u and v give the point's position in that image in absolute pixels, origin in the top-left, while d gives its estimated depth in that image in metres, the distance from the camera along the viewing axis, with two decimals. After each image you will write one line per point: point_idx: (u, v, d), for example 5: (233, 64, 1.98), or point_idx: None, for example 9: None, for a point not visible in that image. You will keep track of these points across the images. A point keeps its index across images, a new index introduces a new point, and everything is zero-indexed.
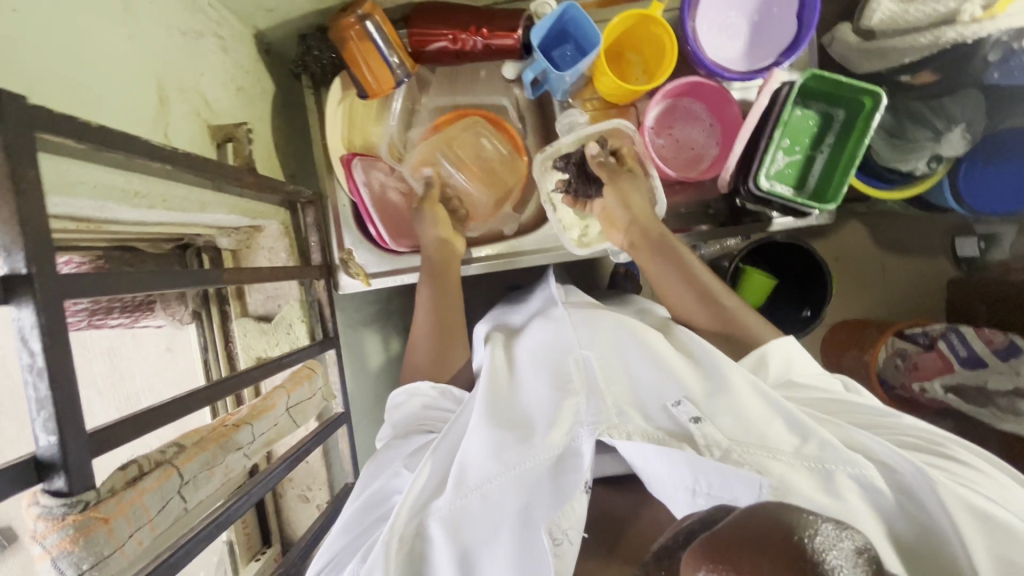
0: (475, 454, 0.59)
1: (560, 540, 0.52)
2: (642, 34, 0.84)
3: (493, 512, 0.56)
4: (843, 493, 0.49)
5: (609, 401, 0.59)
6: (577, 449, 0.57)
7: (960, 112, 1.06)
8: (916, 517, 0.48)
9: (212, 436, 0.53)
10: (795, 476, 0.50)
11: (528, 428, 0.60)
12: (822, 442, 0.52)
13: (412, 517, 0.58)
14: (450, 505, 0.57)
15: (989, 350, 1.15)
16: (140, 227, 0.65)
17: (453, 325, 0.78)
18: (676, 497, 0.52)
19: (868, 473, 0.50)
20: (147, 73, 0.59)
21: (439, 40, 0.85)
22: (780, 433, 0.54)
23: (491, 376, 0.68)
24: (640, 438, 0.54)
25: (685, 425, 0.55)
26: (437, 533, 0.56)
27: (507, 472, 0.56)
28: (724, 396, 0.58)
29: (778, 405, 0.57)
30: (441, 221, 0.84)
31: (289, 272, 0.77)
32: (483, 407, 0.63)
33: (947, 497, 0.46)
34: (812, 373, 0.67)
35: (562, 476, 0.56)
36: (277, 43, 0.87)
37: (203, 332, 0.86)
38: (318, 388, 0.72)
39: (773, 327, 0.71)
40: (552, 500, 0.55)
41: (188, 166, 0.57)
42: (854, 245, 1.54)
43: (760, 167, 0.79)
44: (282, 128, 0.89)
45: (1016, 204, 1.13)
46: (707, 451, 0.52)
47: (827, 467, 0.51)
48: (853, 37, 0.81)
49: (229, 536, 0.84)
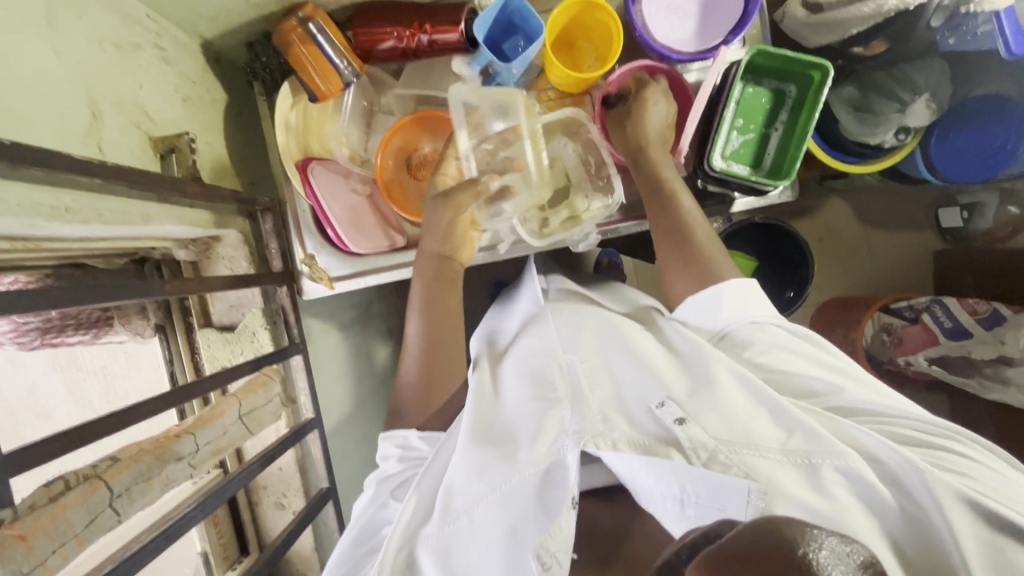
0: (465, 478, 0.63)
1: (549, 565, 0.54)
2: (589, 21, 0.84)
3: (485, 531, 0.60)
4: (830, 487, 0.51)
5: (594, 411, 0.63)
6: (562, 461, 0.60)
7: (925, 81, 1.04)
8: (909, 511, 0.50)
9: (150, 448, 0.54)
10: (778, 473, 0.52)
11: (514, 445, 0.64)
12: (806, 437, 0.56)
13: (401, 549, 0.63)
14: (439, 533, 0.62)
15: (973, 320, 1.13)
16: (83, 244, 0.64)
17: (445, 348, 0.78)
18: (667, 513, 0.53)
19: (853, 464, 0.52)
20: (77, 87, 0.59)
21: (386, 39, 0.84)
22: (760, 432, 0.57)
23: (479, 392, 0.71)
24: (625, 448, 0.57)
25: (670, 428, 0.59)
26: (427, 562, 0.61)
27: (498, 490, 0.61)
28: (704, 394, 0.62)
29: (766, 402, 0.60)
30: (453, 234, 0.78)
31: (244, 280, 0.76)
32: (474, 425, 0.67)
33: (934, 484, 0.49)
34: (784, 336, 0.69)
35: (549, 492, 0.60)
36: (227, 52, 0.87)
37: (168, 344, 0.86)
38: (275, 395, 0.73)
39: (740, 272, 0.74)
40: (539, 518, 0.58)
41: (119, 178, 0.57)
42: (838, 222, 1.51)
43: (713, 148, 0.79)
44: (237, 136, 0.88)
45: (993, 169, 1.11)
46: (694, 457, 0.55)
47: (815, 462, 0.53)
48: (801, 11, 0.80)
49: (203, 546, 0.84)
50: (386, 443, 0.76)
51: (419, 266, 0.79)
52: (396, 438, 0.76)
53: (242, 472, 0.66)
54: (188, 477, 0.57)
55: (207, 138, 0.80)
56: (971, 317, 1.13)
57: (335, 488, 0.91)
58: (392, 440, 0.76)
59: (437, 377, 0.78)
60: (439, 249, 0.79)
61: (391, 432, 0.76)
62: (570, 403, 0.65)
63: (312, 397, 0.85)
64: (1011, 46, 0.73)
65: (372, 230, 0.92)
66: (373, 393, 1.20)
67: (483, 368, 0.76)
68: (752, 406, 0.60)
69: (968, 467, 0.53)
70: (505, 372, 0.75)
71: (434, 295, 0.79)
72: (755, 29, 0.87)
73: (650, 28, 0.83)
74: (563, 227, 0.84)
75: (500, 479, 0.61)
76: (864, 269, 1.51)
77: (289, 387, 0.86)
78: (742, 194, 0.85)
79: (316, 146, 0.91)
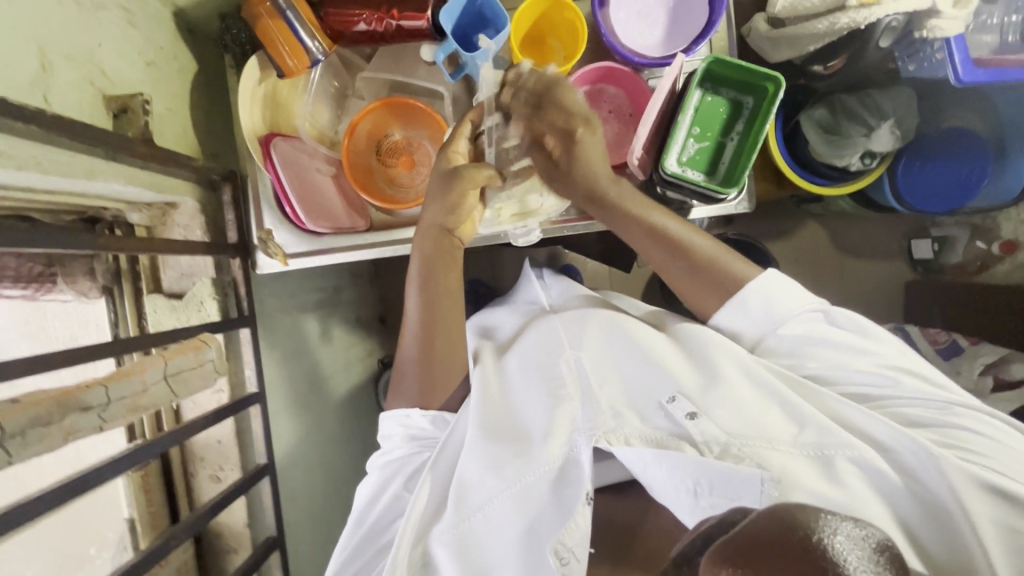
0: (479, 472, 0.67)
1: (567, 559, 0.60)
2: (557, 19, 0.85)
3: (504, 523, 0.65)
4: (842, 478, 0.59)
5: (604, 406, 0.67)
6: (577, 459, 0.65)
7: (891, 106, 1.07)
8: (917, 494, 0.58)
9: (55, 394, 0.53)
10: (793, 466, 0.59)
11: (527, 442, 0.67)
12: (817, 431, 0.62)
13: (416, 545, 0.66)
14: (454, 530, 0.66)
15: (933, 350, 1.15)
16: (24, 193, 0.65)
17: (448, 316, 0.77)
18: (682, 503, 0.59)
19: (866, 455, 0.60)
20: (28, 37, 0.59)
21: (357, 21, 0.85)
22: (770, 426, 0.63)
23: (482, 381, 0.73)
24: (639, 443, 0.63)
25: (681, 423, 0.64)
26: (444, 554, 0.65)
27: (512, 486, 0.65)
28: (714, 390, 0.66)
29: (777, 397, 0.65)
30: (452, 204, 0.75)
31: (191, 246, 0.77)
32: (484, 419, 0.70)
33: (950, 472, 0.56)
34: (801, 323, 0.70)
35: (564, 489, 0.64)
36: (199, 22, 0.87)
37: (114, 307, 0.84)
38: (208, 361, 0.72)
39: (755, 263, 0.74)
40: (554, 514, 0.63)
41: (59, 129, 0.57)
42: (812, 245, 1.52)
43: (666, 151, 0.80)
44: (204, 107, 0.89)
45: (958, 201, 1.12)
46: (707, 450, 0.61)
47: (828, 454, 0.60)
48: (763, 25, 0.83)
49: (131, 513, 0.83)
50: (389, 423, 0.77)
51: (420, 233, 0.78)
52: (400, 417, 0.76)
53: (169, 434, 0.66)
54: (97, 428, 0.56)
55: (169, 105, 0.80)
56: (931, 345, 1.15)
57: (273, 465, 0.90)
58: (398, 420, 0.77)
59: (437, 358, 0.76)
60: (445, 219, 0.76)
61: (394, 411, 0.77)
62: (581, 399, 0.68)
63: (257, 371, 0.85)
64: (960, 75, 0.74)
65: (330, 210, 0.92)
66: (329, 378, 1.19)
67: (485, 360, 0.77)
68: (760, 399, 0.65)
69: (978, 442, 0.60)
70: (509, 367, 0.76)
71: (435, 267, 0.77)
72: (723, 42, 0.89)
73: (618, 32, 0.84)
74: (511, 220, 0.88)
75: (515, 477, 0.65)
76: (832, 293, 1.52)
77: (233, 359, 0.86)
78: (699, 201, 0.86)
79: (283, 123, 0.92)
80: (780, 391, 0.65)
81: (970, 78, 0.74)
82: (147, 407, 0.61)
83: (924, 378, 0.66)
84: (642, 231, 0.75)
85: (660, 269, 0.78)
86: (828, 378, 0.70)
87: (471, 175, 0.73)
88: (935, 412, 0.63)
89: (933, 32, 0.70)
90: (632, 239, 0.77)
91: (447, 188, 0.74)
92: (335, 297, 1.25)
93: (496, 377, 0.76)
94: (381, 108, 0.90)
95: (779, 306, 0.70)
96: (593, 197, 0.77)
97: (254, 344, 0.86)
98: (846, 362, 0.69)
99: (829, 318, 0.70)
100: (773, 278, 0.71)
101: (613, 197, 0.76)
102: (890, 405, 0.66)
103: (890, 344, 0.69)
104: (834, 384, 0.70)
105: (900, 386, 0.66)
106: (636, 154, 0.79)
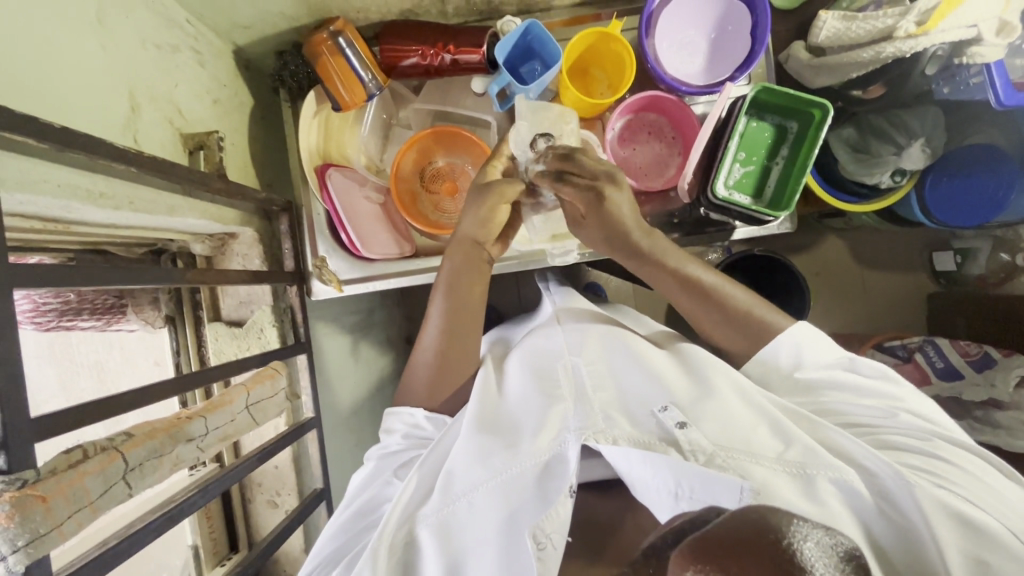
0: (465, 464, 0.64)
1: (544, 545, 0.55)
2: (603, 51, 0.89)
3: (483, 514, 0.61)
4: (823, 495, 0.55)
5: (596, 409, 0.63)
6: (564, 456, 0.61)
7: (918, 126, 1.06)
8: (894, 520, 0.55)
9: (164, 426, 0.56)
10: (775, 482, 0.55)
11: (515, 436, 0.65)
12: (804, 450, 0.58)
13: (401, 526, 0.64)
14: (438, 513, 0.63)
15: (964, 362, 1.14)
16: (109, 230, 0.67)
17: (468, 327, 0.80)
18: (663, 504, 0.55)
19: (847, 477, 0.56)
20: (120, 83, 0.62)
21: (411, 56, 0.88)
22: (759, 441, 0.60)
23: (483, 386, 0.73)
24: (626, 443, 0.59)
25: (670, 431, 0.60)
26: (425, 538, 0.62)
27: (496, 478, 0.61)
28: (708, 402, 0.64)
29: (765, 414, 0.63)
30: (484, 216, 0.78)
31: (257, 276, 0.79)
32: (480, 418, 0.68)
33: (922, 495, 0.54)
34: (816, 360, 0.72)
35: (547, 482, 0.60)
36: (256, 58, 0.91)
37: (177, 336, 0.87)
38: (280, 389, 0.76)
39: (786, 314, 0.76)
40: (537, 504, 0.59)
41: (153, 170, 0.60)
42: (836, 259, 1.53)
43: (716, 175, 0.82)
44: (260, 139, 0.91)
45: (986, 216, 1.09)
46: (691, 458, 0.56)
47: (809, 472, 0.56)
48: (803, 54, 0.88)
49: (194, 540, 0.84)
50: (393, 419, 0.78)
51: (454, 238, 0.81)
52: (405, 413, 0.77)
53: (244, 462, 0.68)
54: (196, 459, 0.59)
55: (232, 139, 0.83)
56: (962, 358, 1.14)
57: (328, 490, 0.91)
58: (400, 417, 0.78)
59: (449, 362, 0.79)
60: (477, 233, 0.79)
61: (400, 409, 0.78)
62: (575, 400, 0.66)
63: (314, 396, 0.86)
64: (1001, 97, 0.77)
65: (381, 237, 0.95)
66: (367, 401, 1.19)
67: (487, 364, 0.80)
68: (753, 416, 0.63)
69: (960, 476, 0.57)
70: (511, 370, 0.77)
71: (462, 278, 0.80)
72: (761, 68, 0.92)
73: (662, 61, 0.87)
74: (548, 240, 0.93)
75: (501, 467, 0.62)
76: (859, 306, 1.53)
77: (291, 384, 0.87)
78: (744, 223, 0.89)
79: (335, 154, 0.95)
80: (771, 413, 0.64)
81: (1011, 100, 0.77)
82: (232, 437, 0.65)
83: (919, 416, 0.66)
84: (676, 281, 0.78)
85: (692, 317, 0.80)
86: (837, 410, 0.69)
87: (501, 189, 0.75)
88: (922, 443, 0.62)
89: (972, 58, 0.74)
90: (662, 285, 0.80)
91: (480, 200, 0.76)
92: (372, 319, 1.26)
93: (495, 381, 0.76)
94: (431, 136, 0.93)
95: (810, 355, 0.72)
96: (616, 236, 0.76)
97: (311, 369, 0.87)
98: (856, 400, 0.69)
99: (853, 366, 0.71)
100: (805, 330, 0.73)
101: (646, 247, 0.77)
102: (880, 432, 0.65)
103: (907, 388, 0.69)
104: (839, 416, 0.69)
105: (897, 418, 0.65)
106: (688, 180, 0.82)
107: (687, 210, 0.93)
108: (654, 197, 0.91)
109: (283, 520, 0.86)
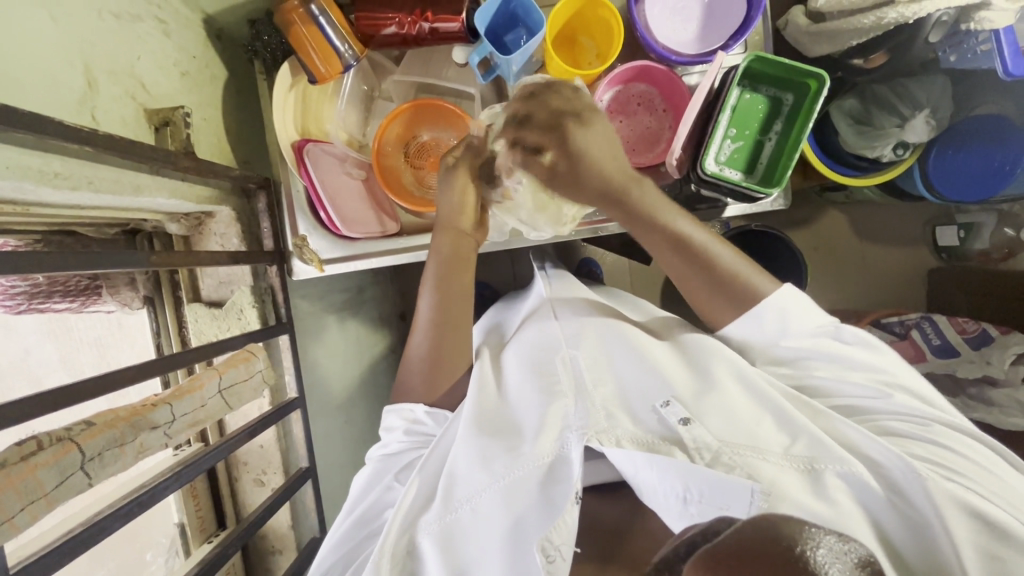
0: (468, 466, 0.63)
1: (552, 558, 0.54)
2: (591, 17, 0.84)
3: (489, 522, 0.60)
4: (832, 492, 0.54)
5: (598, 405, 0.63)
6: (567, 456, 0.60)
7: (926, 96, 1.00)
8: (906, 514, 0.54)
9: (126, 416, 0.56)
10: (782, 477, 0.55)
11: (517, 438, 0.64)
12: (810, 442, 0.58)
13: (402, 534, 0.63)
14: (441, 519, 0.62)
15: (960, 338, 1.11)
16: (73, 212, 0.65)
17: (455, 322, 0.78)
18: (670, 509, 0.56)
19: (854, 470, 0.55)
20: (74, 56, 0.59)
21: (388, 25, 0.85)
22: (764, 436, 0.59)
23: (479, 386, 0.72)
24: (630, 445, 0.58)
25: (673, 427, 0.60)
26: (428, 546, 0.61)
27: (499, 483, 0.60)
28: (710, 396, 0.63)
29: (769, 405, 0.62)
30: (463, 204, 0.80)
31: (236, 257, 0.77)
32: (475, 418, 0.67)
33: (936, 492, 0.52)
34: (805, 334, 0.67)
35: (552, 487, 0.59)
36: (229, 28, 0.87)
37: (156, 317, 0.86)
38: (257, 372, 0.75)
39: (774, 278, 0.71)
40: (540, 510, 0.58)
41: (109, 148, 0.57)
42: (837, 234, 1.48)
43: (706, 150, 0.80)
44: (236, 113, 0.88)
45: (991, 190, 1.04)
46: (697, 457, 0.56)
47: (817, 467, 0.56)
48: (803, 20, 0.85)
49: (181, 518, 0.86)
50: (392, 415, 0.77)
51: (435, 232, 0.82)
52: (402, 410, 0.76)
53: (222, 446, 0.67)
54: (164, 445, 0.59)
55: (204, 114, 0.80)
56: (958, 334, 1.11)
57: (315, 468, 0.91)
58: (399, 413, 0.77)
59: (446, 355, 0.77)
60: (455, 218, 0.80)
61: (399, 404, 0.77)
62: (575, 397, 0.65)
63: (296, 376, 0.85)
64: (1009, 67, 0.75)
65: (364, 213, 0.92)
66: (354, 380, 1.18)
67: (483, 358, 0.79)
68: (756, 407, 0.62)
69: (964, 463, 0.56)
70: (508, 362, 0.77)
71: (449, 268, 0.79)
72: (758, 35, 0.87)
73: (652, 28, 0.83)
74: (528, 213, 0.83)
75: (504, 471, 0.61)
76: (859, 284, 1.49)
77: (274, 365, 0.86)
78: (735, 200, 0.86)
79: (314, 129, 0.92)
80: (775, 401, 0.63)
81: (1018, 70, 0.75)
82: (205, 421, 0.65)
83: (916, 396, 0.64)
84: (664, 237, 0.73)
85: (678, 278, 0.74)
86: (827, 392, 0.67)
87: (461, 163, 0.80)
88: (920, 428, 0.61)
89: (981, 23, 0.71)
90: (649, 241, 0.75)
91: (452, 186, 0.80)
92: (360, 297, 1.24)
93: (491, 374, 0.76)
94: (410, 108, 0.89)
95: (794, 324, 0.67)
96: (610, 194, 0.74)
97: (293, 350, 0.86)
98: (845, 375, 0.66)
99: (838, 335, 0.68)
100: (792, 294, 0.68)
101: (634, 196, 0.73)
102: (876, 418, 0.64)
103: (893, 358, 0.67)
104: (830, 399, 0.68)
105: (891, 401, 0.63)
106: (675, 155, 0.79)
107: (677, 186, 0.90)
108: (642, 172, 0.88)
109: (269, 498, 0.87)
